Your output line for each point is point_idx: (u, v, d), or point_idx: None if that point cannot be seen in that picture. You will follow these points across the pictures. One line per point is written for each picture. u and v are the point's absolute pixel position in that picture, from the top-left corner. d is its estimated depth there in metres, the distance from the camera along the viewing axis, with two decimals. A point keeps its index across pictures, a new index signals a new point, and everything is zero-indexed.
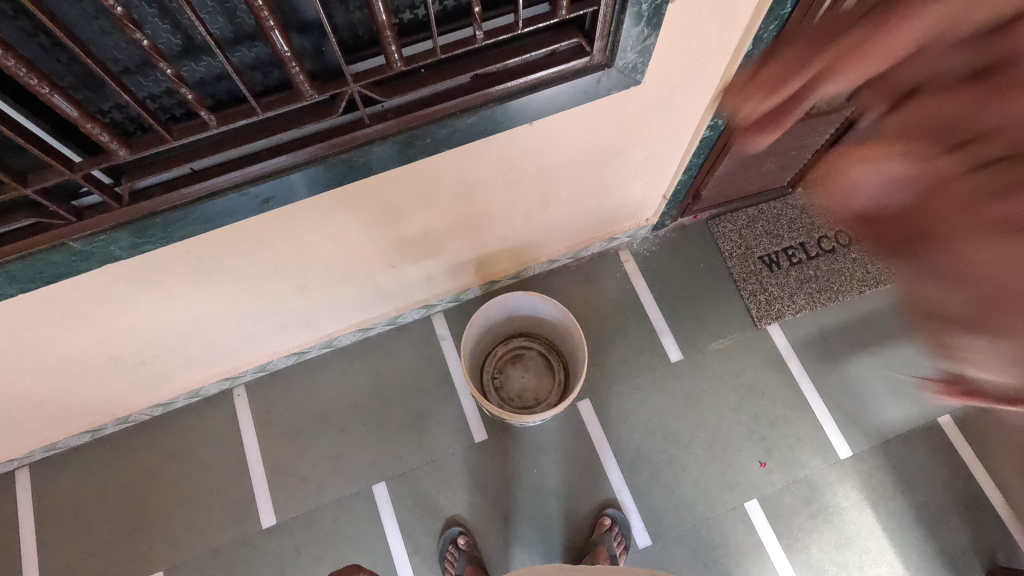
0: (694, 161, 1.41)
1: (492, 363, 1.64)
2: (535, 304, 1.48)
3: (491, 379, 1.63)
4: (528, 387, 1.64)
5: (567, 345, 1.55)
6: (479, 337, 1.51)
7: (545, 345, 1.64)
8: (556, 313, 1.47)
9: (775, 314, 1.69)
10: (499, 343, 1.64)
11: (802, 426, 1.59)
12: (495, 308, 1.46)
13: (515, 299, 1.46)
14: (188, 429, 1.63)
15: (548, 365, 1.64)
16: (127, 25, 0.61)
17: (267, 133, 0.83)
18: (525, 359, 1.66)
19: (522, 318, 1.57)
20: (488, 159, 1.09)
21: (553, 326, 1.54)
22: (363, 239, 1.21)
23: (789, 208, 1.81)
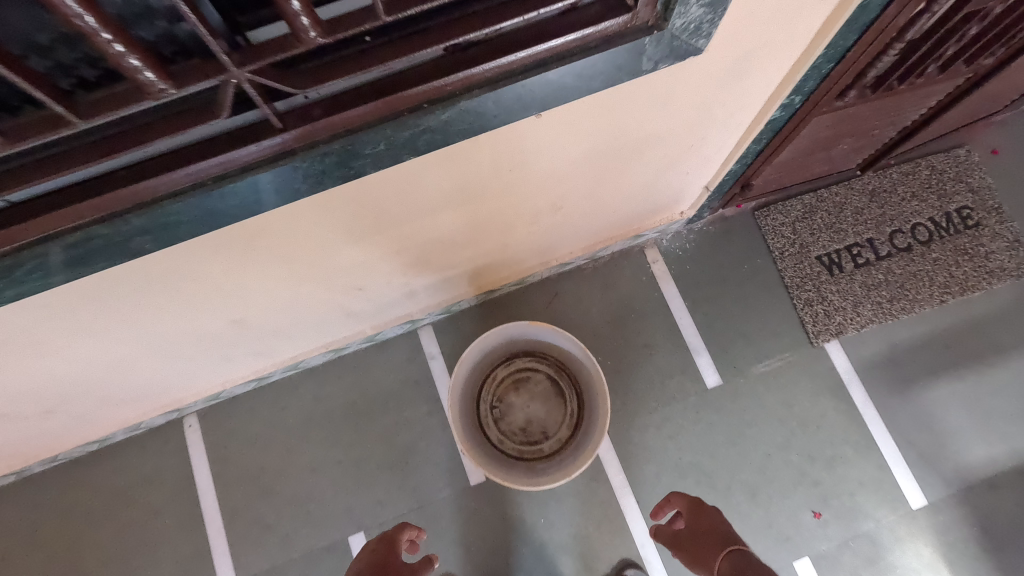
0: (753, 147, 1.06)
1: (490, 390, 1.33)
2: (541, 329, 1.17)
3: (488, 409, 1.33)
4: (534, 418, 1.34)
5: (583, 375, 1.24)
6: (472, 366, 1.21)
7: (555, 368, 1.33)
8: (569, 341, 1.17)
9: (836, 329, 1.39)
10: (499, 366, 1.33)
11: (865, 469, 1.31)
12: (492, 334, 1.15)
13: (516, 325, 1.15)
14: (129, 467, 1.37)
15: (558, 391, 1.34)
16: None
17: (110, 148, 0.51)
18: (530, 383, 1.35)
19: (527, 340, 1.25)
20: (478, 167, 0.77)
21: (566, 350, 1.22)
22: (314, 266, 0.90)
23: (855, 195, 1.47)
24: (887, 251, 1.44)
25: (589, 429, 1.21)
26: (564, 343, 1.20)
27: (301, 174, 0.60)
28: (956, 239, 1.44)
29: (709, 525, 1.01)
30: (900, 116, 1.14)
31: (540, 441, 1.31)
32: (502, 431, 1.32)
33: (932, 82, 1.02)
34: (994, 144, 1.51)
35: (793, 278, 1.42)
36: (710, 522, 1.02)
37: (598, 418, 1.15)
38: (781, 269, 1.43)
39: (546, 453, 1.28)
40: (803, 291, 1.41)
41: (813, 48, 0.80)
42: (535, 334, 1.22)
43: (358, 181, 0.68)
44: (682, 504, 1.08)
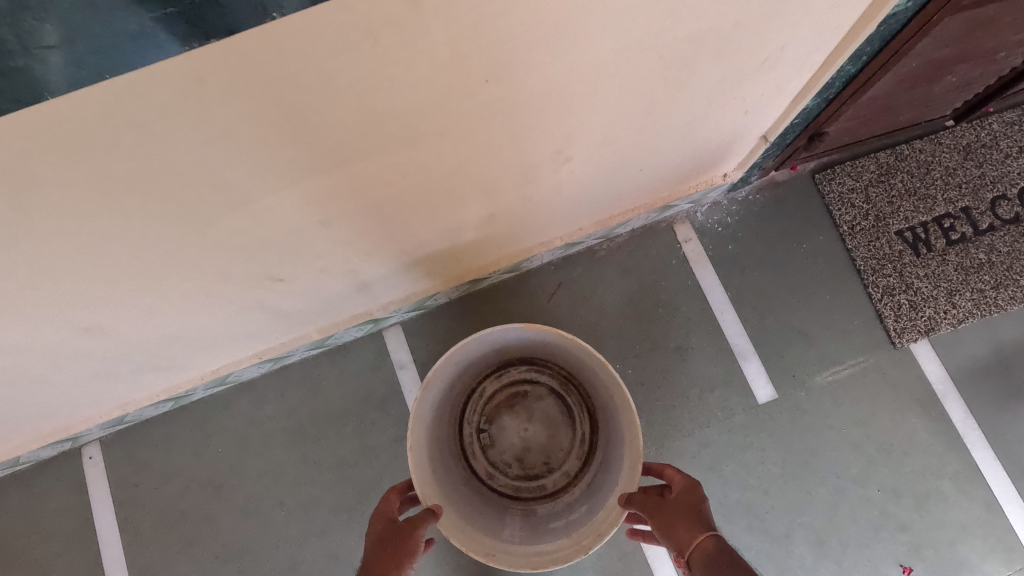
0: (847, 68, 0.73)
1: (476, 409, 1.02)
2: (542, 333, 0.85)
3: (474, 434, 1.02)
4: (532, 445, 1.03)
5: (598, 392, 0.93)
6: (448, 383, 0.89)
7: (561, 380, 1.02)
8: (582, 350, 0.85)
9: (924, 326, 1.06)
10: (486, 378, 1.02)
11: (970, 509, 1.00)
12: (473, 341, 0.83)
13: (506, 330, 0.83)
14: (11, 512, 1.06)
15: (565, 411, 1.03)
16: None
17: None
18: (527, 399, 1.04)
19: (523, 346, 0.94)
20: (429, 63, 0.44)
21: (575, 359, 0.91)
22: (186, 246, 0.58)
23: (943, 152, 1.14)
24: (988, 224, 1.11)
25: (607, 465, 0.89)
26: (573, 353, 0.89)
27: (20, 43, 0.27)
28: None
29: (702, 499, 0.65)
30: None
31: (541, 475, 1.00)
32: (492, 462, 1.00)
33: None
34: None
35: (867, 259, 1.10)
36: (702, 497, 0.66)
37: (621, 455, 0.83)
38: (851, 248, 1.11)
39: (549, 491, 0.97)
40: (880, 277, 1.09)
41: None
42: (534, 339, 0.90)
43: (172, 64, 0.34)
44: (668, 468, 0.72)
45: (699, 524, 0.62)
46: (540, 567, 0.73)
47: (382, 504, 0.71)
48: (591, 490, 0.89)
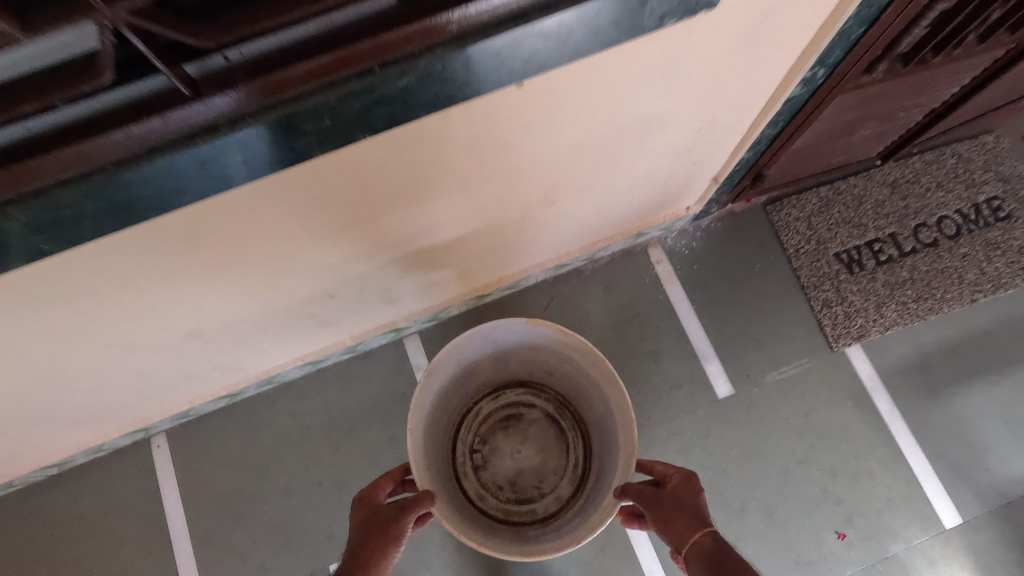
0: (767, 131, 0.95)
1: (470, 429, 1.03)
2: (540, 337, 0.87)
3: (467, 454, 1.03)
4: (525, 468, 1.03)
5: (592, 409, 0.94)
6: (450, 384, 0.91)
7: (555, 405, 1.04)
8: (578, 354, 0.86)
9: (856, 333, 1.27)
10: (483, 398, 1.04)
11: (895, 485, 1.20)
12: (475, 337, 0.85)
13: (508, 324, 0.85)
14: (92, 492, 1.27)
15: (558, 437, 1.04)
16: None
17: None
18: (522, 422, 1.05)
19: (521, 360, 0.96)
20: (454, 149, 0.66)
21: (570, 374, 0.92)
22: (274, 270, 0.79)
23: (874, 186, 1.36)
24: (911, 247, 1.32)
25: (600, 477, 0.88)
26: (569, 366, 0.90)
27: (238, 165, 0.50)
28: (986, 232, 1.32)
29: (699, 496, 0.69)
30: (931, 96, 1.03)
31: (532, 499, 0.99)
32: (483, 482, 1.01)
33: (969, 55, 0.91)
34: None
35: (809, 277, 1.31)
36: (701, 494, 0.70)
37: (615, 459, 0.82)
38: (796, 267, 1.32)
39: (539, 515, 0.97)
40: (820, 292, 1.30)
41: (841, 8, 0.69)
42: (532, 346, 0.92)
43: (304, 164, 0.57)
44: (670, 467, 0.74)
45: (696, 520, 0.66)
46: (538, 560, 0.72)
47: (370, 491, 0.78)
48: (584, 504, 0.87)
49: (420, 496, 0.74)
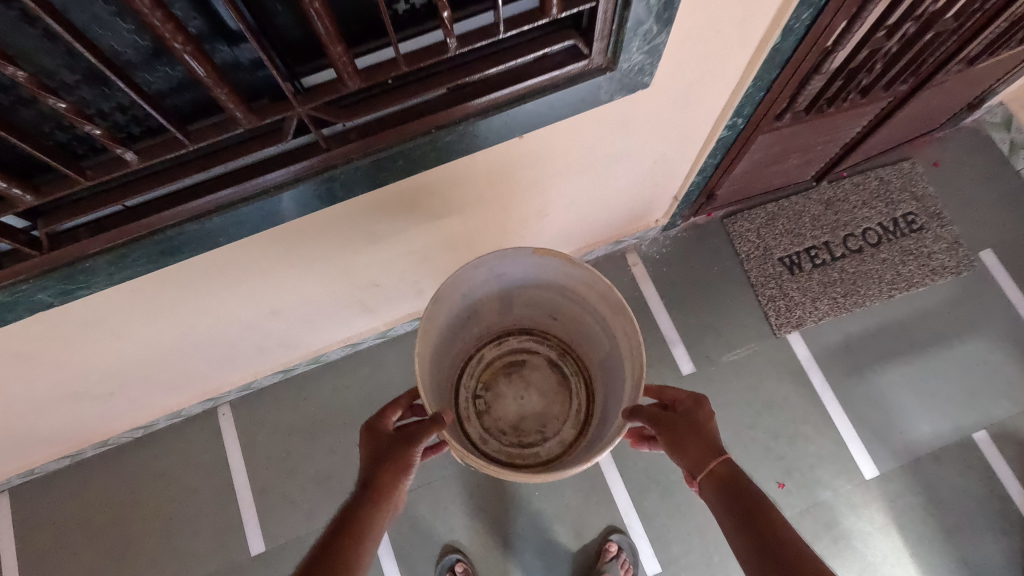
0: (709, 162, 1.26)
1: (474, 374, 1.07)
2: (548, 275, 0.85)
3: (470, 399, 1.06)
4: (526, 414, 1.06)
5: (596, 351, 0.96)
6: (454, 324, 0.89)
7: (559, 352, 1.08)
8: (587, 290, 0.83)
9: (795, 322, 1.56)
10: (486, 344, 1.08)
11: (825, 445, 1.47)
12: (480, 271, 0.82)
13: (515, 257, 0.80)
14: (171, 451, 1.55)
15: (561, 381, 1.08)
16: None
17: (202, 164, 0.69)
18: (524, 370, 1.09)
19: (526, 304, 0.99)
20: (476, 176, 0.97)
21: (574, 314, 0.93)
22: (341, 262, 1.09)
23: (811, 203, 1.66)
24: (841, 253, 1.62)
25: (605, 417, 0.88)
26: (574, 308, 0.91)
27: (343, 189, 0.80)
28: (902, 241, 1.62)
29: (707, 421, 0.75)
30: (839, 134, 1.33)
31: (535, 443, 1.02)
32: (486, 426, 1.04)
33: (858, 106, 1.21)
34: (936, 157, 1.70)
35: (757, 277, 1.60)
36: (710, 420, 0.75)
37: (619, 393, 0.83)
38: (747, 269, 1.61)
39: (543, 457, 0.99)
40: (766, 289, 1.59)
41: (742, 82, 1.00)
42: (539, 286, 0.90)
43: (382, 189, 0.88)
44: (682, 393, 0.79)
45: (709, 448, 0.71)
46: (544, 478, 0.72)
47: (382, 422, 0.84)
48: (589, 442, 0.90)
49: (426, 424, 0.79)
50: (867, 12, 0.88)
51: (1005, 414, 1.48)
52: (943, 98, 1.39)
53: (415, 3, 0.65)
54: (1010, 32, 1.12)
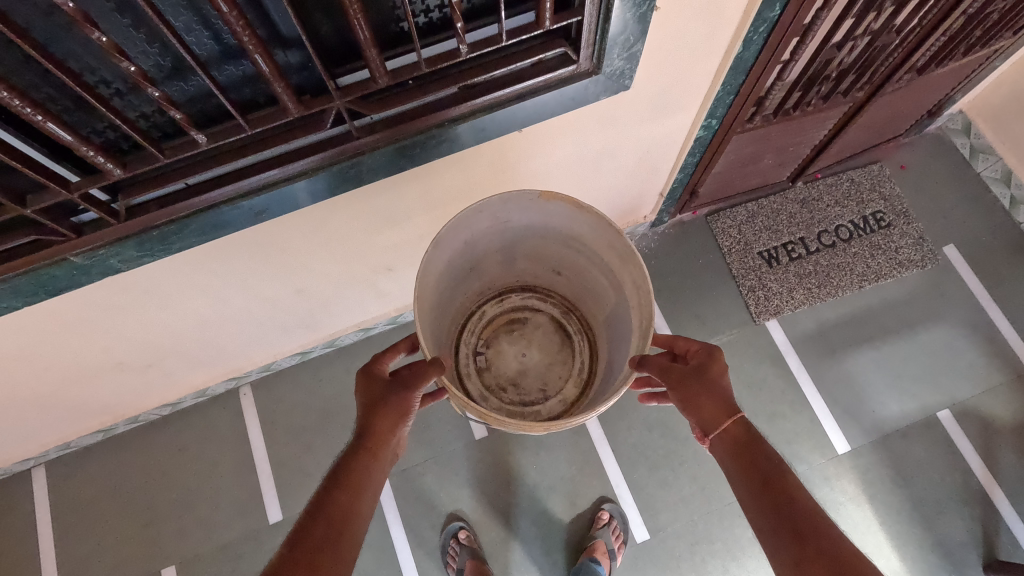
0: (689, 159, 1.40)
1: (477, 331, 1.20)
2: (551, 221, 0.95)
3: (473, 354, 1.19)
4: (530, 369, 1.20)
5: (598, 301, 1.09)
6: (458, 270, 1.01)
7: (561, 310, 1.22)
8: (590, 235, 0.93)
9: (773, 310, 1.69)
10: (491, 301, 1.21)
11: (801, 422, 1.60)
12: (487, 221, 0.93)
13: (519, 203, 0.90)
14: (196, 428, 1.68)
15: (563, 339, 1.21)
16: (83, 24, 0.57)
17: (257, 148, 0.83)
18: (526, 327, 1.23)
19: (530, 259, 1.12)
20: (480, 165, 1.11)
21: (577, 265, 1.06)
22: (360, 243, 1.23)
23: (788, 202, 1.80)
24: (816, 248, 1.76)
25: (612, 371, 0.99)
26: (577, 258, 1.03)
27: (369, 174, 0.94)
28: (871, 237, 1.76)
29: (720, 376, 0.78)
30: (807, 135, 1.48)
31: (535, 400, 1.15)
32: (488, 382, 1.16)
33: (820, 110, 1.38)
34: (902, 161, 1.86)
35: (738, 269, 1.74)
36: (722, 376, 0.78)
37: (628, 339, 0.94)
38: (728, 262, 1.75)
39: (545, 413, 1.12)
40: (746, 280, 1.73)
41: (712, 89, 1.15)
42: (543, 236, 1.01)
43: (399, 176, 1.03)
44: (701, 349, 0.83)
45: (724, 408, 0.75)
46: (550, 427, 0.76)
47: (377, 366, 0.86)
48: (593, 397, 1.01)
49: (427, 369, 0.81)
50: (816, 26, 1.03)
51: (967, 395, 1.61)
52: (902, 105, 1.54)
53: (434, 16, 0.80)
54: (951, 43, 1.28)
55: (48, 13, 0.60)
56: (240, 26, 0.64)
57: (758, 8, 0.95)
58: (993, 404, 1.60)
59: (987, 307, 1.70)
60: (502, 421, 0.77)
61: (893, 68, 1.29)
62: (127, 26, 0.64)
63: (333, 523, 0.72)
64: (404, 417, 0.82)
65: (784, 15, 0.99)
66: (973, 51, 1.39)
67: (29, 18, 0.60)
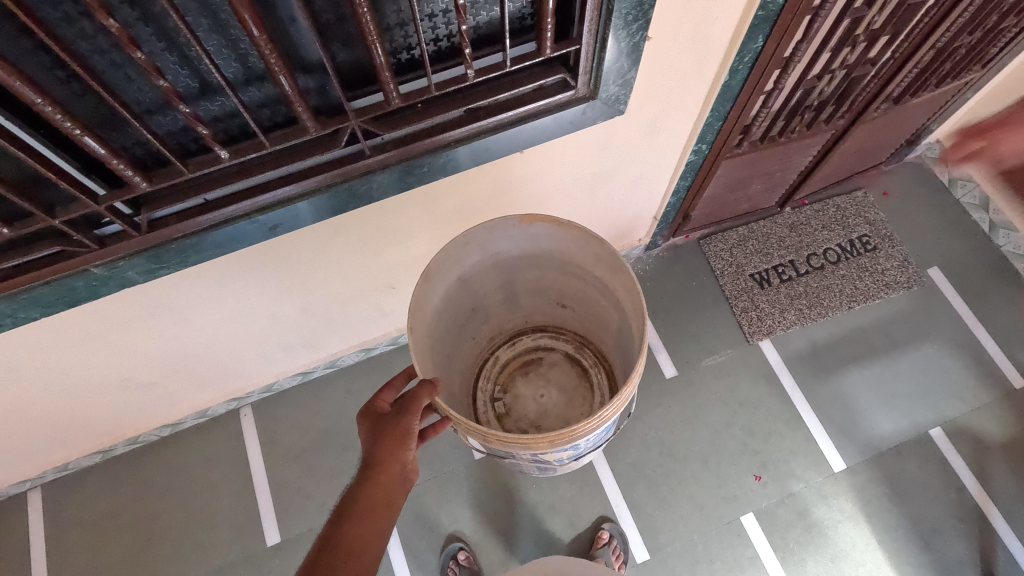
0: (681, 183, 1.47)
1: (492, 377, 1.23)
2: (542, 245, 0.99)
3: (491, 401, 1.21)
4: (550, 410, 1.20)
5: (604, 326, 1.11)
6: (461, 308, 1.05)
7: (575, 345, 1.24)
8: (580, 254, 0.96)
9: (766, 330, 1.74)
10: (503, 346, 1.25)
11: (796, 440, 1.62)
12: (475, 252, 0.96)
13: (504, 231, 0.93)
14: (195, 449, 1.68)
15: (580, 374, 1.22)
16: (126, 44, 0.63)
17: (274, 165, 0.88)
18: (543, 367, 1.25)
19: (533, 294, 1.16)
20: (483, 185, 1.17)
21: (576, 292, 1.10)
22: (366, 260, 1.27)
23: (778, 227, 1.87)
24: (805, 269, 1.81)
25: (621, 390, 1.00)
26: (573, 282, 1.07)
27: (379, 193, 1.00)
28: (858, 260, 1.82)
29: None
30: (792, 161, 1.56)
31: None
32: (508, 425, 1.18)
33: (804, 137, 1.45)
34: (885, 188, 1.94)
35: (731, 291, 1.79)
36: None
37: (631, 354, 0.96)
38: (722, 285, 1.80)
39: None
40: (739, 301, 1.77)
41: (701, 117, 1.22)
42: (539, 265, 1.05)
43: (406, 195, 1.09)
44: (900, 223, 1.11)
45: None
46: (552, 438, 0.77)
47: (375, 401, 0.82)
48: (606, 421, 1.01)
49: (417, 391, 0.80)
50: (796, 58, 1.11)
51: (958, 413, 1.64)
52: (882, 134, 1.63)
53: (443, 44, 0.87)
54: (923, 74, 1.37)
55: (93, 37, 0.65)
56: (269, 50, 0.70)
57: (742, 41, 1.02)
58: (983, 422, 1.63)
59: (973, 328, 1.74)
60: (504, 441, 0.77)
61: (870, 98, 1.38)
62: (162, 49, 0.70)
63: (335, 560, 0.65)
64: (403, 441, 0.76)
65: (767, 46, 1.06)
66: (944, 83, 1.49)
67: (74, 40, 0.65)
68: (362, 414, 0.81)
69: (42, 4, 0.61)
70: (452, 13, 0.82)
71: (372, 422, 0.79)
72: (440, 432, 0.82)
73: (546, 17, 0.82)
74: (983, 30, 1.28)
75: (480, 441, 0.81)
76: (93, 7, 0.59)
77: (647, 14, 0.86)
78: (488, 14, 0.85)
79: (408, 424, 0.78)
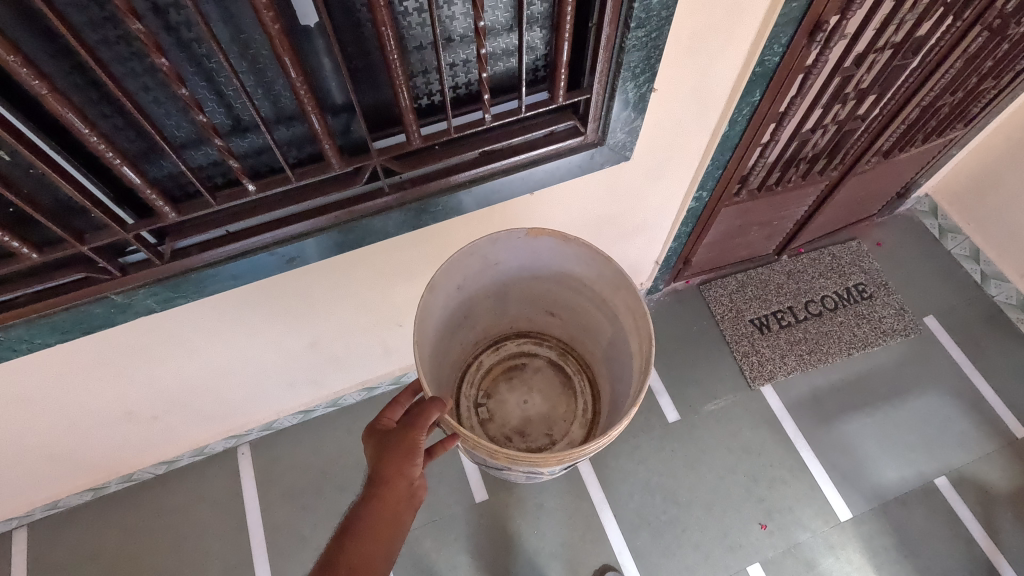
0: (682, 229, 1.52)
1: (476, 383, 1.21)
2: (539, 259, 1.01)
3: (475, 406, 1.19)
4: (533, 415, 1.20)
5: (595, 335, 1.13)
6: (455, 317, 1.04)
7: (559, 351, 1.25)
8: (580, 268, 0.99)
9: (767, 375, 1.75)
10: (486, 351, 1.24)
11: (801, 487, 1.60)
12: (478, 262, 0.97)
13: (508, 242, 0.95)
14: (190, 488, 1.65)
15: (563, 380, 1.23)
16: (174, 81, 0.67)
17: (297, 200, 0.92)
18: (526, 372, 1.25)
19: (522, 302, 1.17)
20: (492, 225, 1.21)
21: (569, 302, 1.11)
22: (376, 297, 1.30)
23: (775, 273, 1.91)
24: (803, 316, 1.85)
25: (618, 403, 1.02)
26: (567, 293, 1.09)
27: (394, 231, 1.03)
28: (856, 307, 1.86)
29: None
30: (789, 210, 1.62)
31: (543, 445, 1.15)
32: (493, 432, 1.17)
33: (800, 186, 1.51)
34: (878, 238, 2.01)
35: (732, 336, 1.81)
36: None
37: (630, 372, 0.98)
38: (722, 329, 1.82)
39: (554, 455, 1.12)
40: (740, 345, 1.80)
41: (701, 166, 1.28)
42: (534, 276, 1.07)
43: (418, 234, 1.14)
44: None
45: None
46: (564, 457, 0.78)
47: (382, 415, 0.82)
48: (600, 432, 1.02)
49: (427, 407, 0.78)
50: (792, 110, 1.17)
51: (961, 462, 1.64)
52: (874, 185, 1.70)
53: (462, 91, 0.93)
54: (911, 129, 1.45)
55: (140, 75, 0.70)
56: (304, 91, 0.75)
57: (740, 96, 1.09)
58: (987, 471, 1.62)
59: (972, 376, 1.76)
60: (514, 457, 0.77)
61: (862, 150, 1.45)
62: (203, 87, 0.75)
63: None
64: (410, 457, 0.75)
65: (766, 99, 1.13)
66: (929, 139, 1.57)
67: (123, 77, 0.70)
68: (369, 428, 0.81)
69: (99, 43, 0.66)
70: (473, 62, 0.89)
71: (376, 437, 0.78)
72: (450, 448, 0.82)
73: (559, 68, 0.88)
74: (965, 90, 1.37)
75: (488, 458, 0.81)
76: (148, 48, 0.63)
77: (653, 68, 0.92)
78: (505, 63, 0.91)
79: (415, 439, 0.76)
